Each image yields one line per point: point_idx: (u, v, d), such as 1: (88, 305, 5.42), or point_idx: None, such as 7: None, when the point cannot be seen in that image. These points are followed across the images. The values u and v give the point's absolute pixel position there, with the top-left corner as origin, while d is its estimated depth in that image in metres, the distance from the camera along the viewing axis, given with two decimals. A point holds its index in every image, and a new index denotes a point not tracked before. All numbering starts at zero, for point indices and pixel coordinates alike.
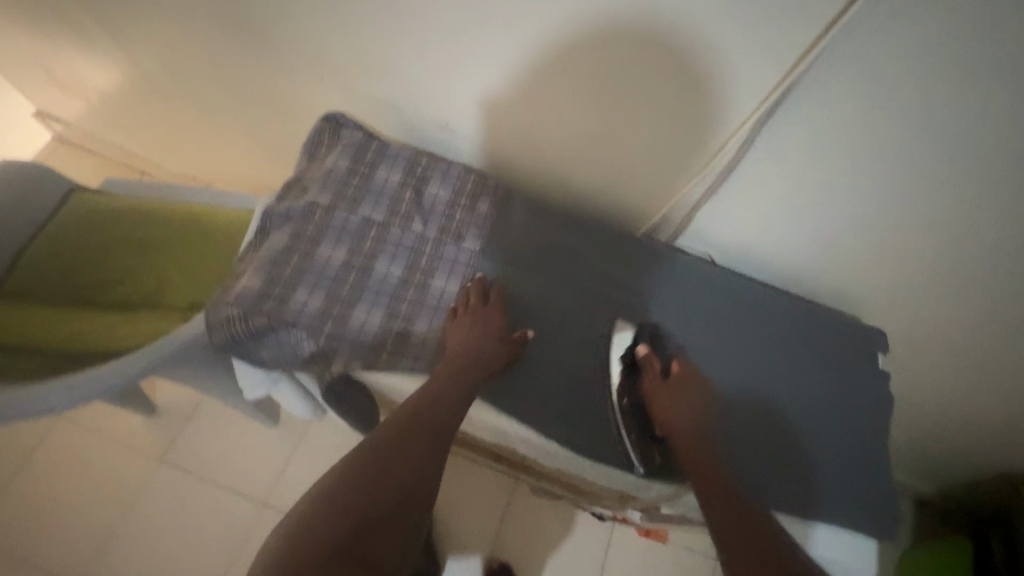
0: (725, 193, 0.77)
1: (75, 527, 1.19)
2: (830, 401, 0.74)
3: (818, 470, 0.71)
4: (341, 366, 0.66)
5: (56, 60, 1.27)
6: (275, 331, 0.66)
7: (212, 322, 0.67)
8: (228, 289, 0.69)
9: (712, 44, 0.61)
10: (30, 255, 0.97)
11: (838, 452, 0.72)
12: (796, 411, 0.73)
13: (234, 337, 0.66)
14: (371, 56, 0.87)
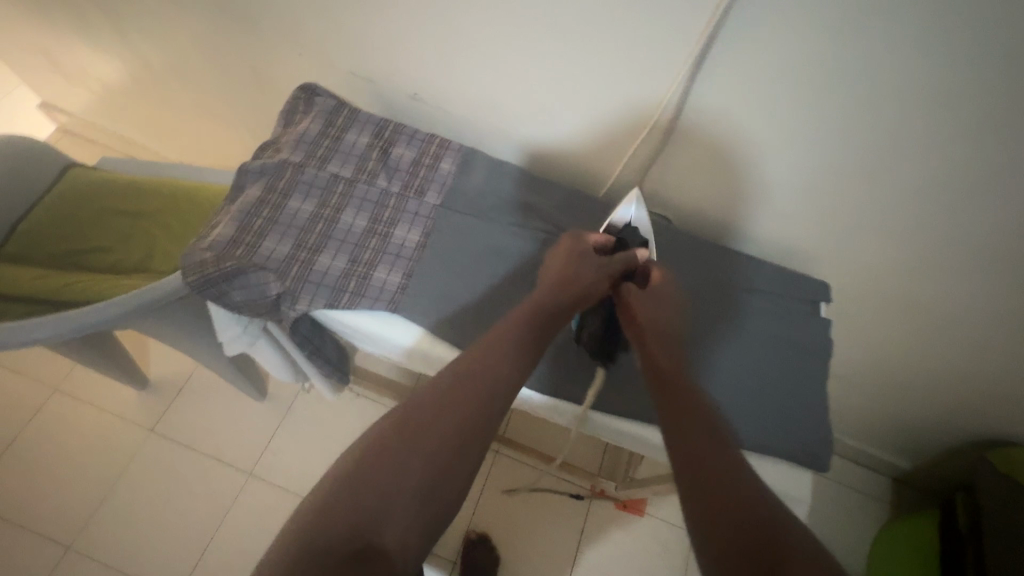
0: (676, 146, 0.81)
1: (78, 489, 1.26)
2: (767, 341, 0.77)
3: (758, 405, 0.74)
4: (305, 306, 0.70)
5: (54, 46, 1.33)
6: (245, 273, 0.71)
7: (188, 265, 0.71)
8: (204, 236, 0.74)
9: None
10: (30, 225, 1.03)
11: (778, 390, 0.75)
12: (736, 349, 0.77)
13: (207, 279, 0.71)
14: (346, 29, 0.92)
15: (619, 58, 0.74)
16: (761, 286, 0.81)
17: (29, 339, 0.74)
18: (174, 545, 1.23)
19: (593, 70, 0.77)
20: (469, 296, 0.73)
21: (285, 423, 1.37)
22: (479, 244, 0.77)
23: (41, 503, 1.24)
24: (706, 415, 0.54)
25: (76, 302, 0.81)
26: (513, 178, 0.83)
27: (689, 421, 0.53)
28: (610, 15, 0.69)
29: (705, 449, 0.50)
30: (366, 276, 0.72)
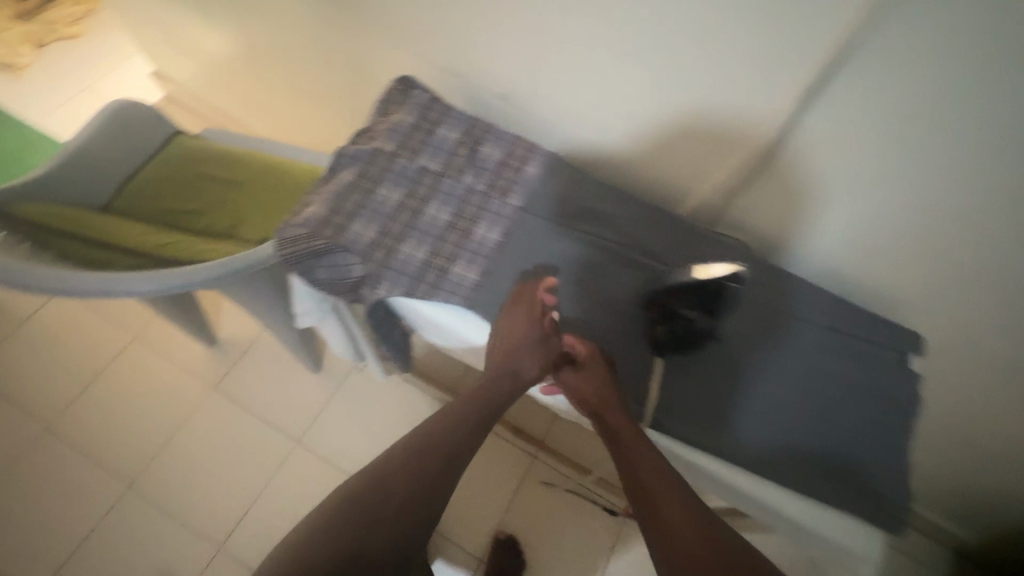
0: (772, 177, 0.77)
1: (140, 431, 1.35)
2: (857, 389, 0.71)
3: (835, 455, 0.69)
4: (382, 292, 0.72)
5: (175, 18, 1.42)
6: (331, 253, 0.74)
7: (281, 238, 0.75)
8: (296, 213, 0.77)
9: (766, 19, 0.63)
10: (137, 184, 1.11)
11: (860, 443, 0.70)
12: (823, 392, 0.71)
13: (296, 254, 0.74)
14: (449, 27, 0.94)
15: (726, 80, 0.72)
16: (852, 328, 0.75)
17: (135, 293, 0.76)
18: (222, 499, 1.29)
19: (695, 89, 0.75)
20: (539, 299, 0.73)
21: (334, 398, 1.42)
22: (555, 249, 0.76)
23: (111, 440, 1.34)
24: (662, 463, 0.60)
25: (176, 261, 0.86)
26: (595, 188, 0.82)
27: (644, 476, 0.59)
28: (726, 36, 0.68)
29: (665, 515, 0.56)
30: (443, 269, 0.73)
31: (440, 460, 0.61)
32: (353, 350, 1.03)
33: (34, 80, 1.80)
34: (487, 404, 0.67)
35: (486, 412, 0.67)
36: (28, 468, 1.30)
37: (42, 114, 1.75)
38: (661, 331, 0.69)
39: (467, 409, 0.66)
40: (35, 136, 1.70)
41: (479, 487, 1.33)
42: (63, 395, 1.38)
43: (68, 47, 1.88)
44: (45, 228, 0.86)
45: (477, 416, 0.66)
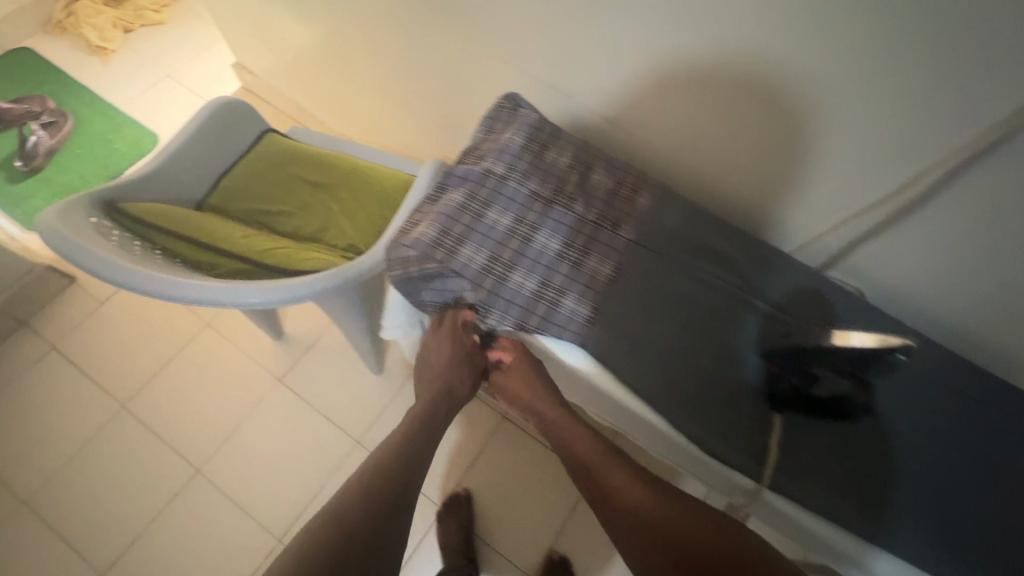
0: (910, 223, 0.74)
1: (209, 419, 1.38)
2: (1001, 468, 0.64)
3: (976, 541, 0.61)
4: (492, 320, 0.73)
5: (267, 14, 1.43)
6: (443, 277, 0.73)
7: (392, 258, 0.75)
8: (407, 232, 0.76)
9: (941, 73, 0.60)
10: (229, 181, 1.12)
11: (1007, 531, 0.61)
12: (961, 467, 0.64)
13: (408, 276, 0.74)
14: (561, 45, 0.91)
15: (876, 126, 0.69)
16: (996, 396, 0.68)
17: (246, 304, 0.75)
18: (284, 492, 1.32)
19: (836, 133, 0.72)
20: (654, 340, 0.70)
21: (395, 401, 1.43)
22: (669, 287, 0.73)
23: (182, 425, 1.37)
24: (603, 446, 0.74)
25: (279, 268, 0.87)
26: (710, 222, 0.79)
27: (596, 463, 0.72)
28: (887, 84, 0.64)
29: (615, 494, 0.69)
30: (554, 302, 0.72)
31: (402, 467, 0.71)
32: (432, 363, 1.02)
33: (122, 66, 1.86)
34: (431, 415, 0.79)
35: (433, 423, 0.79)
36: (104, 445, 1.34)
37: (127, 98, 1.80)
38: (784, 385, 0.67)
39: (416, 425, 0.78)
40: (120, 120, 1.76)
41: (533, 504, 1.34)
42: (137, 377, 1.42)
43: (153, 33, 1.93)
44: (154, 228, 0.86)
45: (426, 425, 0.78)
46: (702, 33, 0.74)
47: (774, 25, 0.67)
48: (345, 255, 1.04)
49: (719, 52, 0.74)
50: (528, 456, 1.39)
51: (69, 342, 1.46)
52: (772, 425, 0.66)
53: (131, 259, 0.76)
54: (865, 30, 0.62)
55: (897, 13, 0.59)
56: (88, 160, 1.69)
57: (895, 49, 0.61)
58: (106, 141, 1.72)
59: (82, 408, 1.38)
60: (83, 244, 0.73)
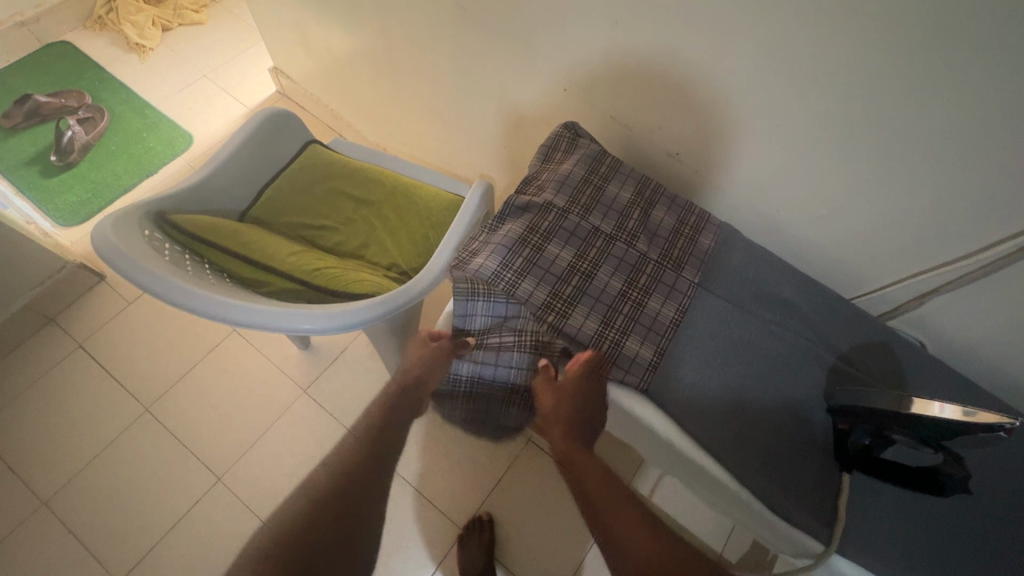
0: (984, 285, 0.72)
1: (231, 425, 1.36)
2: None
3: None
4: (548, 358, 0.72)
5: (313, 23, 1.43)
6: (502, 312, 0.72)
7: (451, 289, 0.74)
8: (467, 262, 0.75)
9: None
10: (273, 192, 1.11)
11: None
12: None
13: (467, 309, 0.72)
14: (625, 77, 0.89)
15: (957, 188, 0.67)
16: None
17: (298, 331, 0.74)
18: None
19: (914, 190, 0.71)
20: (718, 390, 0.69)
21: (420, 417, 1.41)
22: (731, 333, 0.72)
23: (204, 431, 1.35)
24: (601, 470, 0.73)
25: (327, 291, 0.86)
26: (775, 265, 0.78)
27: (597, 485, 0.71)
28: (974, 152, 0.63)
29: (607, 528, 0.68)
30: (616, 344, 0.71)
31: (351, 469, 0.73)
32: None
33: (160, 65, 1.87)
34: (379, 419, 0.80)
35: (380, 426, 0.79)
36: (125, 448, 1.32)
37: (164, 97, 1.81)
38: (853, 445, 0.63)
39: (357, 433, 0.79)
40: (156, 118, 1.76)
41: (556, 530, 1.31)
42: (163, 380, 1.41)
43: (192, 34, 1.94)
44: (205, 242, 0.86)
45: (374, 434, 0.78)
46: (781, 82, 0.72)
47: (859, 81, 0.66)
48: (388, 275, 1.02)
49: (799, 103, 0.72)
50: (554, 481, 1.36)
51: (96, 341, 1.45)
52: (840, 483, 0.64)
53: (185, 277, 0.75)
54: (959, 99, 0.60)
55: (995, 80, 0.57)
56: (122, 157, 1.69)
57: (991, 120, 0.60)
58: (141, 138, 1.72)
59: (106, 410, 1.37)
60: (140, 260, 0.72)
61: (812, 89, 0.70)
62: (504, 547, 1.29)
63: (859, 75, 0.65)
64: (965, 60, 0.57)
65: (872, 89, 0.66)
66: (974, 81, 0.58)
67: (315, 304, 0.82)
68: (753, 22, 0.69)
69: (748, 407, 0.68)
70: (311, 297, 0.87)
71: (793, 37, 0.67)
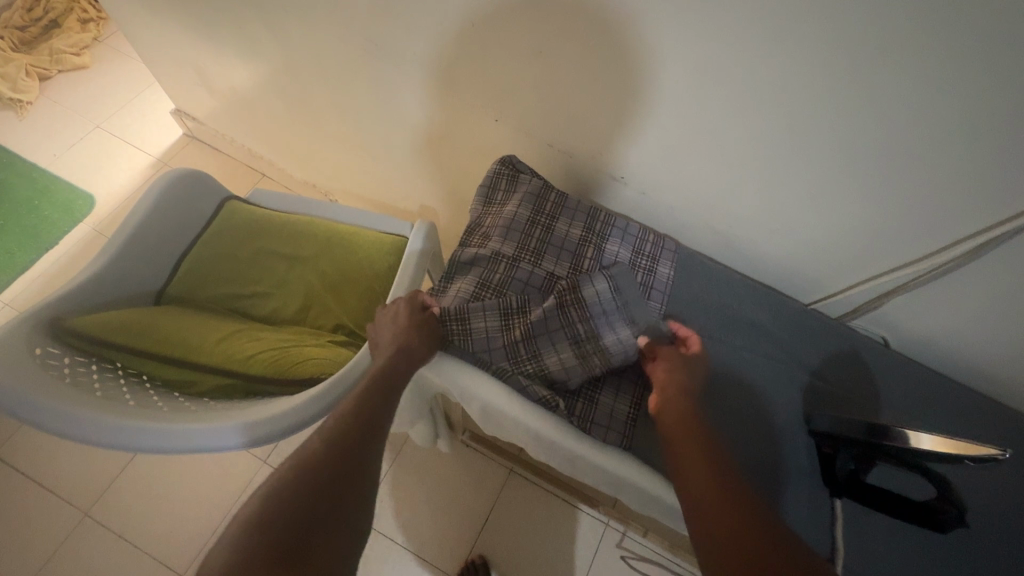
0: (939, 283, 0.73)
1: (185, 515, 1.24)
2: None
3: None
4: (524, 412, 0.67)
5: (212, 63, 1.30)
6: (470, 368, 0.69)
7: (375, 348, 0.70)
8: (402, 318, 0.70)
9: (980, 148, 0.58)
10: (191, 262, 0.99)
11: None
12: None
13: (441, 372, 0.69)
14: (562, 104, 0.84)
15: (906, 194, 0.67)
16: None
17: (237, 443, 0.66)
18: None
19: (863, 199, 0.70)
20: None
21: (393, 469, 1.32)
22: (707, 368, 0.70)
23: (157, 525, 1.23)
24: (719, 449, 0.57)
25: (268, 379, 0.77)
26: (736, 287, 0.77)
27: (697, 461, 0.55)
28: (917, 159, 0.63)
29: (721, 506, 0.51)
30: (592, 338, 0.68)
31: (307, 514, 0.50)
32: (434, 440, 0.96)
33: (44, 121, 1.68)
34: (354, 434, 0.56)
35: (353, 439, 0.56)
36: (67, 561, 1.18)
37: (53, 156, 1.62)
38: (841, 472, 0.63)
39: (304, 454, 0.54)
40: (47, 182, 1.57)
41: (551, 558, 1.28)
42: (98, 477, 1.26)
43: (76, 79, 1.74)
44: (117, 348, 0.75)
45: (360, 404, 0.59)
46: (722, 99, 0.69)
47: (799, 94, 0.64)
48: (336, 339, 0.94)
49: (741, 118, 0.70)
50: (541, 509, 1.32)
51: (14, 446, 1.28)
52: (833, 513, 0.63)
53: (93, 403, 0.64)
54: (900, 106, 0.59)
55: (933, 86, 0.56)
56: (14, 231, 1.50)
57: (935, 126, 0.59)
58: (33, 206, 1.53)
59: (38, 522, 1.22)
60: (31, 396, 0.61)
61: (752, 104, 0.68)
62: None
63: (799, 89, 0.63)
64: (911, 70, 0.56)
65: (813, 102, 0.64)
66: (922, 92, 0.57)
67: (257, 403, 0.74)
68: (690, 42, 0.65)
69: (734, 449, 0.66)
70: (251, 387, 0.78)
71: (733, 55, 0.64)
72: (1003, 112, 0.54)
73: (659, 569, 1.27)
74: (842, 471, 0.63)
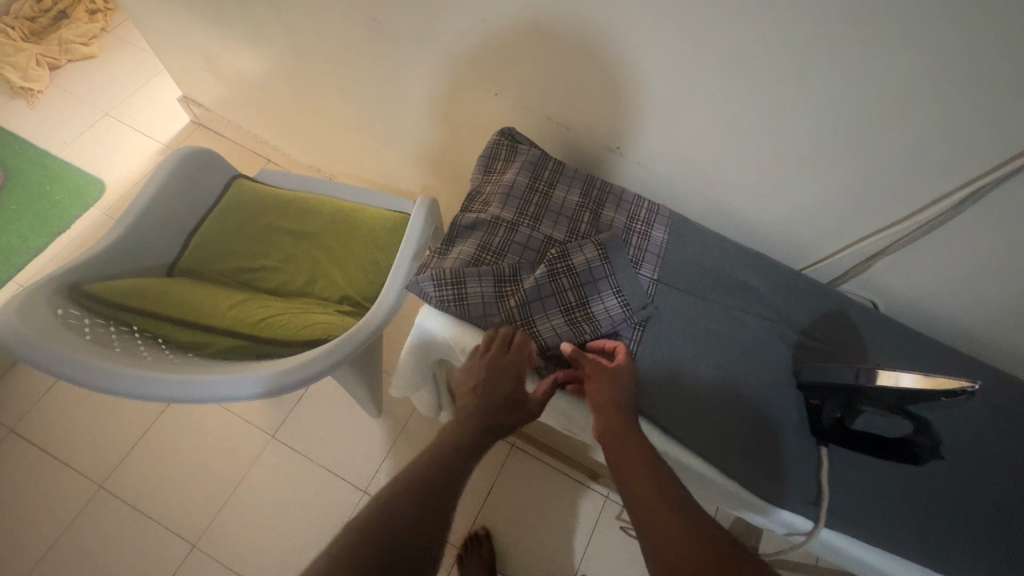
0: (924, 244, 0.75)
1: (197, 488, 1.27)
2: None
3: None
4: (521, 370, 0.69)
5: (218, 48, 1.33)
6: (470, 329, 0.71)
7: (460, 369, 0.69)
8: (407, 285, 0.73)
9: (959, 107, 0.60)
10: (201, 237, 1.03)
11: None
12: (1011, 479, 0.64)
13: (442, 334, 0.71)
14: (558, 79, 0.87)
15: (891, 157, 0.69)
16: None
17: (249, 395, 0.69)
18: (286, 556, 1.22)
19: (850, 162, 0.72)
20: (692, 384, 0.69)
21: (396, 444, 1.34)
22: (698, 328, 0.73)
23: (169, 498, 1.26)
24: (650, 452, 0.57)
25: (277, 341, 0.80)
26: (728, 250, 0.79)
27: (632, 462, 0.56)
28: (902, 121, 0.65)
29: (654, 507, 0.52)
30: (584, 303, 0.71)
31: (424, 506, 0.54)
32: (434, 408, 0.99)
33: (54, 109, 1.71)
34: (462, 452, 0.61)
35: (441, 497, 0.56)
36: (85, 532, 1.22)
37: (64, 143, 1.66)
38: (828, 420, 0.66)
39: (399, 512, 0.52)
40: (58, 168, 1.61)
41: (553, 529, 1.31)
42: (112, 452, 1.30)
43: (85, 69, 1.78)
44: (133, 311, 0.78)
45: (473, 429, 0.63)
46: (714, 66, 0.71)
47: (788, 60, 0.66)
48: (341, 309, 0.97)
49: (733, 85, 0.72)
50: (543, 482, 1.36)
51: (30, 423, 1.32)
52: (819, 458, 0.66)
53: (114, 357, 0.68)
54: (883, 67, 0.61)
55: (916, 46, 0.58)
56: (27, 216, 1.53)
57: (917, 87, 0.61)
58: (45, 192, 1.57)
59: (55, 494, 1.25)
60: (57, 348, 0.65)
61: (743, 72, 0.70)
62: (505, 558, 1.28)
63: (788, 54, 0.65)
64: (887, 36, 0.58)
65: (800, 66, 0.66)
66: (901, 54, 0.59)
67: (268, 362, 0.77)
68: (681, 14, 0.67)
69: (724, 401, 0.69)
70: (262, 350, 0.81)
71: (722, 26, 0.66)
72: (982, 70, 0.56)
73: None
74: (827, 420, 0.66)
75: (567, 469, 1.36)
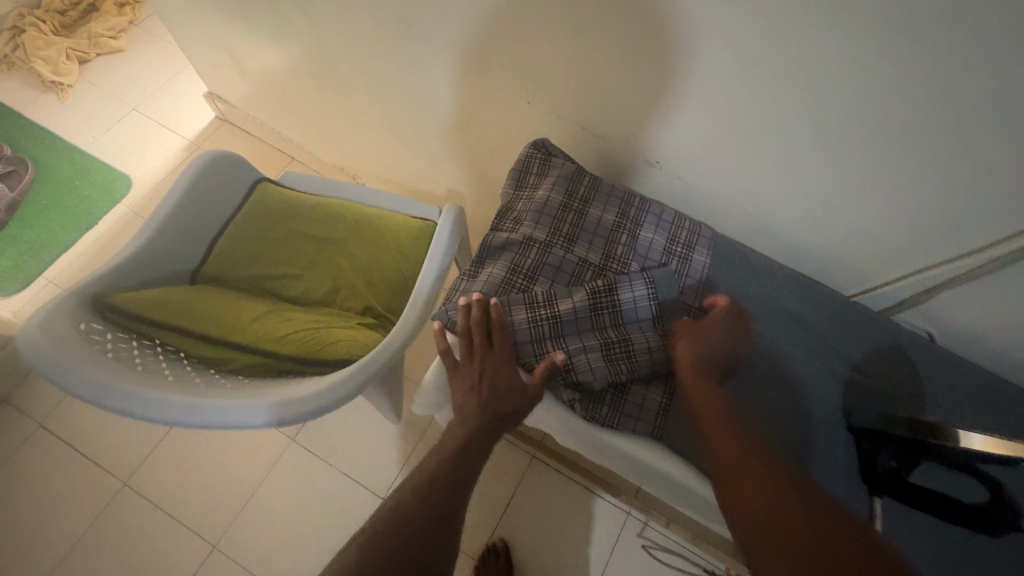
0: (994, 277, 0.69)
1: (217, 488, 1.28)
2: None
3: None
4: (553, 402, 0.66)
5: (244, 45, 1.31)
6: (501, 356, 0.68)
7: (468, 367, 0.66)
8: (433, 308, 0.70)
9: None
10: (224, 243, 1.01)
11: None
12: None
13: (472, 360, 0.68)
14: (596, 87, 0.82)
15: (966, 185, 0.62)
16: None
17: (267, 421, 0.66)
18: (303, 561, 1.21)
19: (917, 188, 0.66)
20: None
21: (415, 450, 1.32)
22: (744, 359, 0.68)
23: (190, 498, 1.27)
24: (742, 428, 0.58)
25: (299, 360, 0.78)
26: (775, 277, 0.75)
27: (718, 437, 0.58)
28: (982, 148, 0.58)
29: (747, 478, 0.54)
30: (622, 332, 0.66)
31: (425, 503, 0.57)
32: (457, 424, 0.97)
33: (83, 103, 1.72)
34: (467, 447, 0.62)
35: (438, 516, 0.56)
36: (108, 529, 1.24)
37: (93, 138, 1.67)
38: (881, 467, 0.62)
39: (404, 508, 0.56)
40: (87, 163, 1.62)
41: (571, 543, 1.29)
42: (137, 450, 1.31)
43: (113, 63, 1.78)
44: (155, 326, 0.77)
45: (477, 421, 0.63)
46: (770, 81, 0.65)
47: (853, 77, 0.59)
48: (364, 321, 0.95)
49: (789, 101, 0.66)
50: (562, 495, 1.33)
51: (59, 418, 1.34)
52: (871, 509, 0.61)
53: (135, 378, 0.66)
54: (965, 91, 0.55)
55: (1005, 69, 0.51)
56: (57, 211, 1.55)
57: (1003, 111, 0.54)
58: (74, 187, 1.58)
59: (81, 491, 1.27)
60: (78, 368, 0.63)
61: (802, 87, 0.64)
62: (521, 570, 1.26)
63: (856, 73, 0.59)
64: (974, 57, 0.52)
65: (868, 86, 0.60)
66: (988, 76, 0.53)
67: (290, 383, 0.75)
68: (733, 27, 0.62)
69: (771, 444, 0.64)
70: (283, 367, 0.79)
71: (778, 40, 0.60)
72: None
73: (680, 558, 1.26)
74: (882, 464, 0.62)
75: (587, 482, 1.33)
